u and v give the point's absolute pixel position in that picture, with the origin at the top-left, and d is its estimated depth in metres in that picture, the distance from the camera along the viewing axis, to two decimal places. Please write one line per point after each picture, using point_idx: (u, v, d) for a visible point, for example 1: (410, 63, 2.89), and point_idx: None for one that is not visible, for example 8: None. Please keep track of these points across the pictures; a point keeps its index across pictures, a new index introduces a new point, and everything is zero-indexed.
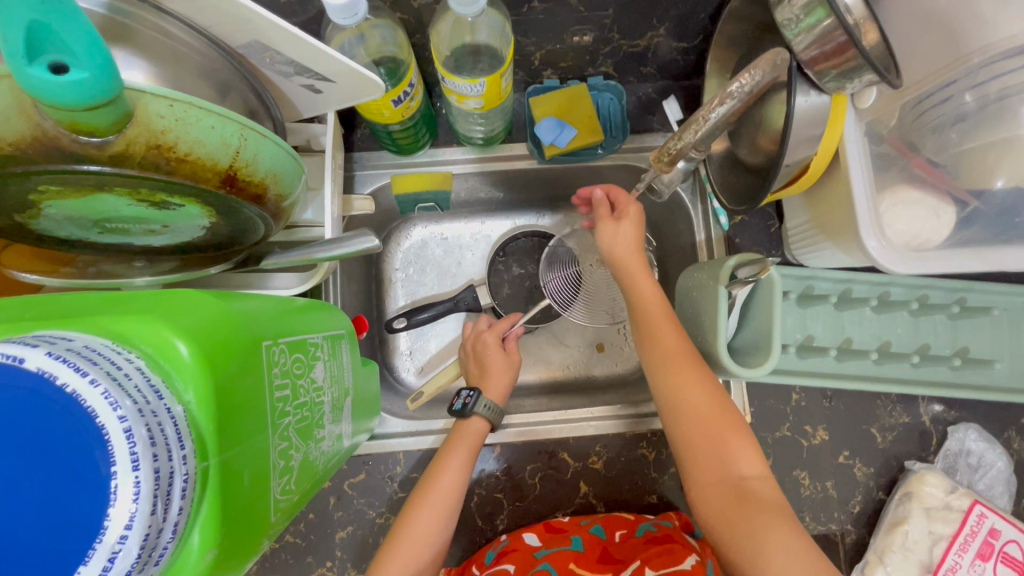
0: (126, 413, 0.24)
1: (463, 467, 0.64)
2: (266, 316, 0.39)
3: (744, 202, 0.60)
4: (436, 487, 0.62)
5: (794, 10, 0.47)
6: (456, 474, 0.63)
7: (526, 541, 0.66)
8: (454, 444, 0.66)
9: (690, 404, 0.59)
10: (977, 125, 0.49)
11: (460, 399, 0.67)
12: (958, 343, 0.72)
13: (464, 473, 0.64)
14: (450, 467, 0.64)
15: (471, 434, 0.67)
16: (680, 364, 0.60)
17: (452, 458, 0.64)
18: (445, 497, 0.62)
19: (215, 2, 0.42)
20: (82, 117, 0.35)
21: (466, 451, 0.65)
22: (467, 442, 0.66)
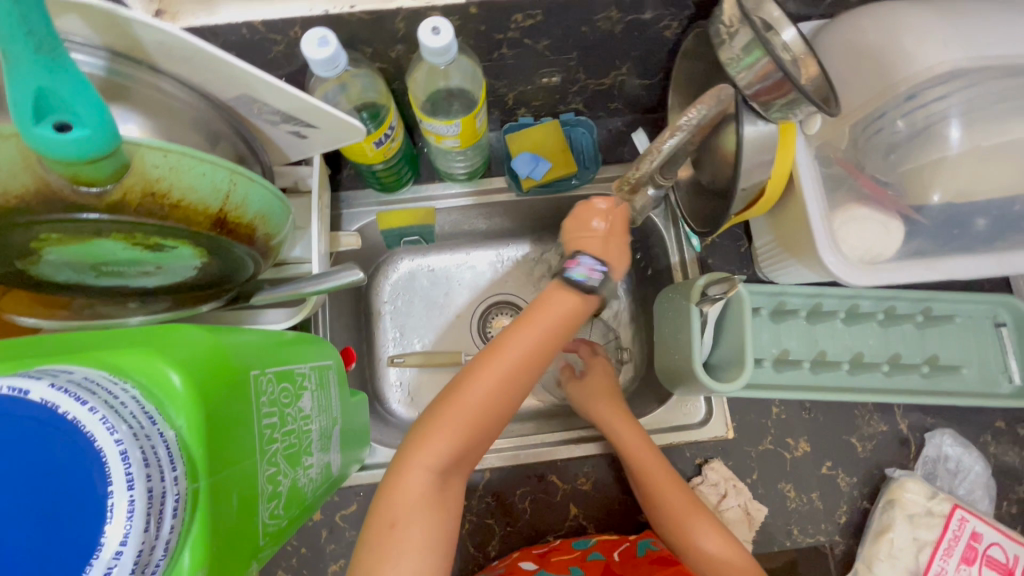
0: (122, 436, 0.26)
1: (534, 363, 0.53)
2: (256, 348, 0.42)
3: (710, 225, 0.64)
4: (505, 341, 0.52)
5: (737, 50, 0.52)
6: (529, 338, 0.52)
7: (522, 567, 0.65)
8: (541, 308, 0.54)
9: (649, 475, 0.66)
10: (910, 150, 0.54)
11: (585, 269, 0.55)
12: (927, 351, 0.75)
13: (552, 335, 0.53)
14: (523, 333, 0.52)
15: (562, 310, 0.53)
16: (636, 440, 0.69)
17: (528, 331, 0.52)
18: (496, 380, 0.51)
19: (207, 63, 0.45)
20: (83, 170, 0.38)
21: (546, 326, 0.53)
22: (552, 318, 0.53)
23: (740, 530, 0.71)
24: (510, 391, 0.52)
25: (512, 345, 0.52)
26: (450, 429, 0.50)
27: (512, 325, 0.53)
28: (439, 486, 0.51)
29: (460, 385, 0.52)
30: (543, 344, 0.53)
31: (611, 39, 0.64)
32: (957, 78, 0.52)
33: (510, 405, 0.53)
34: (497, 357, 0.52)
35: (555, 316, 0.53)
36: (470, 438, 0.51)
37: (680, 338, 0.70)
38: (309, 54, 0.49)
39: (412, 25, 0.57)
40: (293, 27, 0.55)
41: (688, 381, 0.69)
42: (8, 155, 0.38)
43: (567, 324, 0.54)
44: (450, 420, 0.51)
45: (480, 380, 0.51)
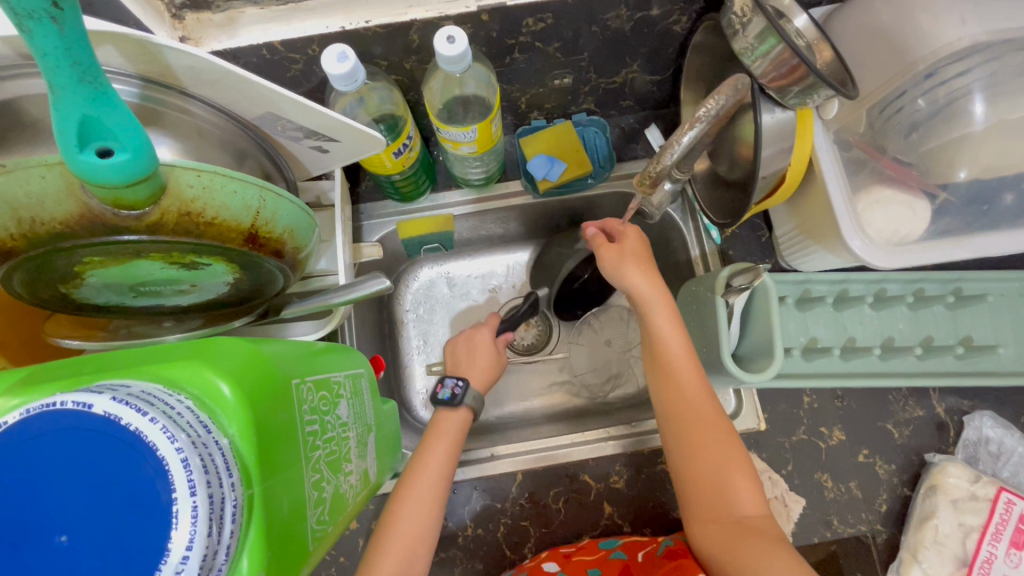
0: (182, 445, 0.27)
1: (437, 476, 0.63)
2: (293, 358, 0.43)
3: (731, 216, 0.64)
4: (422, 469, 0.63)
5: (749, 40, 0.52)
6: (440, 459, 0.64)
7: (545, 569, 0.66)
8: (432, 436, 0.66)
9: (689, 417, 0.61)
10: (934, 127, 0.54)
11: (449, 388, 0.70)
12: (961, 332, 0.73)
13: (449, 455, 0.65)
14: (434, 448, 0.65)
15: (448, 427, 0.67)
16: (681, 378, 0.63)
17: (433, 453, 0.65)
18: (429, 490, 0.62)
19: (234, 85, 0.47)
20: (122, 193, 0.40)
21: (445, 447, 0.65)
22: (447, 436, 0.66)
23: (780, 523, 0.71)
24: (438, 500, 0.62)
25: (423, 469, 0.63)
26: (389, 560, 0.57)
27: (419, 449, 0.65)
28: None
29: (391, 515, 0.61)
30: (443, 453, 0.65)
31: (622, 36, 0.64)
32: (977, 53, 0.51)
33: (430, 531, 0.61)
34: (415, 481, 0.62)
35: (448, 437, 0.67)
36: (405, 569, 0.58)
37: (707, 331, 0.70)
38: (329, 69, 0.50)
39: (426, 37, 0.58)
40: (311, 46, 0.57)
41: (717, 374, 0.69)
42: (53, 183, 0.40)
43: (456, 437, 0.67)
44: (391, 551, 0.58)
45: (404, 520, 0.60)
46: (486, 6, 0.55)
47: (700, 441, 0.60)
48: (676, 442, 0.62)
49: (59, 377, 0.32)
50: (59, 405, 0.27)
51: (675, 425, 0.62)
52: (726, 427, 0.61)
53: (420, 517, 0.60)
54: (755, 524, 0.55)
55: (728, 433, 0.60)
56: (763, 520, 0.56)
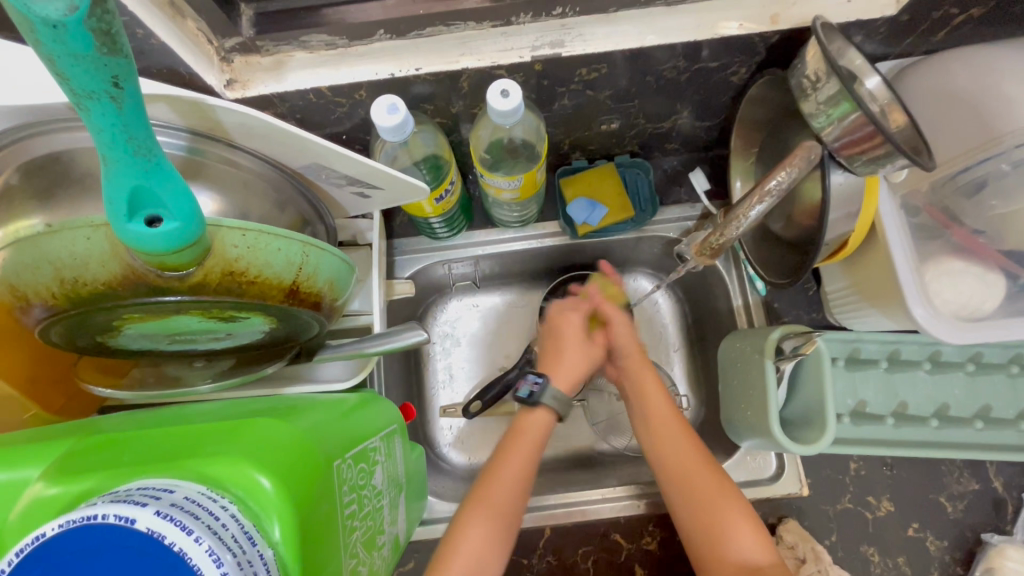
0: (228, 569, 0.25)
1: (523, 466, 0.63)
2: (332, 431, 0.41)
3: (787, 276, 0.61)
4: (517, 451, 0.63)
5: (821, 103, 0.49)
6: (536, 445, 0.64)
7: None
8: (522, 434, 0.65)
9: (683, 467, 0.61)
10: (1020, 180, 0.50)
11: (529, 386, 0.68)
12: (1022, 403, 0.69)
13: (534, 446, 0.65)
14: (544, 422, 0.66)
15: (534, 427, 0.66)
16: (670, 432, 0.64)
17: (526, 438, 0.65)
18: (518, 467, 0.62)
19: (283, 139, 0.45)
20: (167, 257, 0.38)
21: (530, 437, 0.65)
22: (531, 436, 0.65)
23: None
24: (523, 479, 0.62)
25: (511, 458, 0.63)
26: (477, 536, 0.57)
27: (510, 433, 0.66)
28: None
29: (481, 491, 0.61)
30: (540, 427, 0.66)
31: (676, 86, 0.62)
32: None
33: (514, 510, 0.60)
34: (506, 463, 0.63)
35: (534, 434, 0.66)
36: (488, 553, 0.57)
37: (751, 393, 0.67)
38: (380, 123, 0.49)
39: (476, 84, 0.56)
40: (358, 91, 0.55)
41: (760, 438, 0.66)
42: (98, 245, 0.38)
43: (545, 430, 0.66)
44: (484, 521, 0.58)
45: (498, 495, 0.60)
46: (541, 56, 0.53)
47: (697, 491, 0.59)
48: (677, 494, 0.61)
49: (98, 467, 0.31)
50: (100, 519, 0.25)
51: (670, 478, 0.62)
52: (721, 475, 0.60)
53: (509, 493, 0.60)
54: (768, 574, 0.53)
55: (727, 482, 0.60)
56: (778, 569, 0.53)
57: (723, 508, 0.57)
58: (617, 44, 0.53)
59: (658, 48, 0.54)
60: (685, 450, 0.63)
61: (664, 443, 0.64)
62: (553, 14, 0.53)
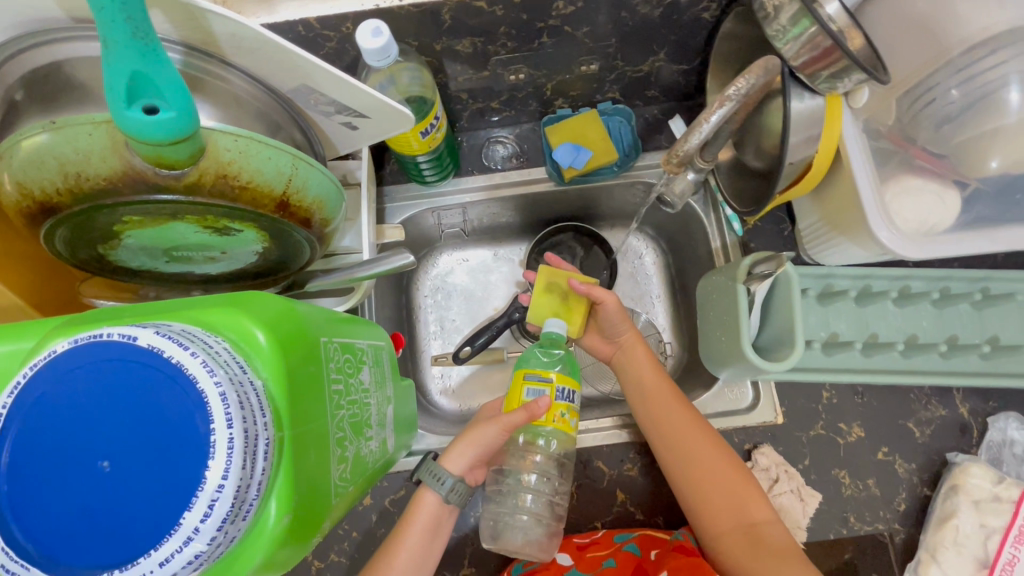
0: (221, 380, 0.28)
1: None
2: (319, 319, 0.43)
3: (754, 204, 0.64)
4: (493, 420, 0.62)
5: (780, 24, 0.51)
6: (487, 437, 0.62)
7: (559, 561, 0.69)
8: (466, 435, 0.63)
9: (676, 434, 0.66)
10: (967, 118, 0.53)
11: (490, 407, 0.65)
12: (988, 332, 0.72)
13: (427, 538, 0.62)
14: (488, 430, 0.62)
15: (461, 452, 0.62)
16: (667, 403, 0.68)
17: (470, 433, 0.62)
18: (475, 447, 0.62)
19: (272, 55, 0.48)
20: (165, 151, 0.41)
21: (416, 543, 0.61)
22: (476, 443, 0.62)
23: (795, 517, 0.69)
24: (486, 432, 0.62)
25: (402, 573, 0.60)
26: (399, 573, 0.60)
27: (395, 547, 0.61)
28: None
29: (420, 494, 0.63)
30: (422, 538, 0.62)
31: (650, 25, 0.65)
32: (1011, 44, 0.51)
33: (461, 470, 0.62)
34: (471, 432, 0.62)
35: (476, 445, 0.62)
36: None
37: (726, 321, 0.69)
38: (363, 44, 0.52)
39: (458, 17, 0.59)
40: (345, 23, 0.58)
41: (735, 364, 0.69)
42: (99, 141, 0.41)
43: (430, 526, 0.62)
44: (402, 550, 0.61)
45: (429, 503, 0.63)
46: None
47: (692, 457, 0.64)
48: (670, 460, 0.66)
49: (102, 319, 0.33)
50: (106, 337, 0.28)
51: (664, 449, 0.66)
52: (715, 441, 0.65)
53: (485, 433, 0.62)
54: (762, 529, 0.59)
55: (722, 445, 0.65)
56: (770, 525, 0.60)
57: (719, 472, 0.63)
58: None
59: None
60: (678, 418, 0.66)
61: (659, 416, 0.68)
62: None
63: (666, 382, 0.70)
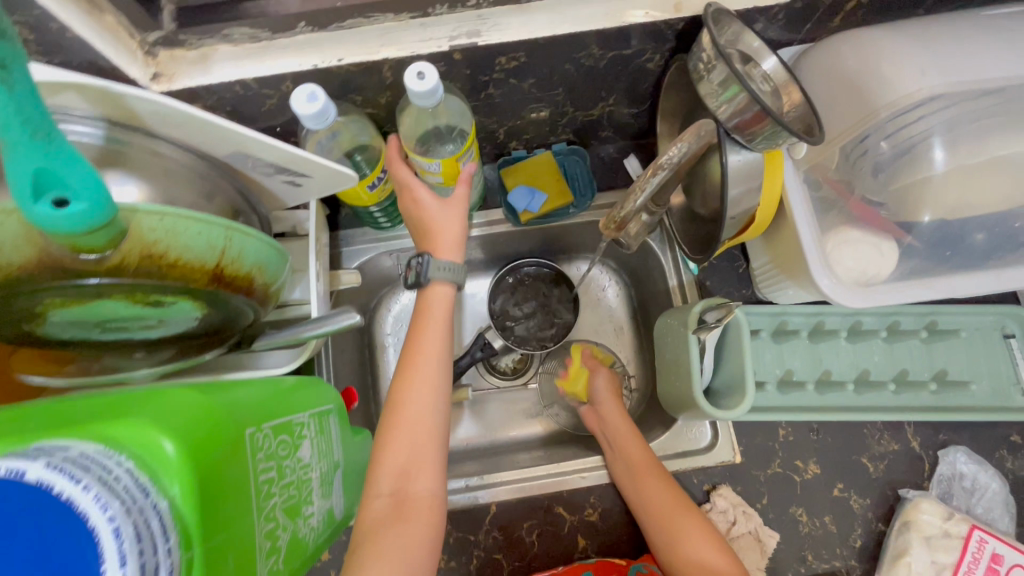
0: (115, 514, 0.27)
1: (433, 392, 0.60)
2: (249, 404, 0.42)
3: (703, 251, 0.64)
4: (421, 351, 0.61)
5: (714, 86, 0.52)
6: (436, 337, 0.62)
7: None
8: (421, 316, 0.63)
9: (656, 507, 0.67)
10: (895, 172, 0.54)
11: (414, 269, 0.64)
12: (935, 366, 0.73)
13: (443, 343, 0.62)
14: (432, 330, 0.62)
15: (437, 301, 0.63)
16: (646, 474, 0.69)
17: (422, 341, 0.62)
18: (434, 343, 0.62)
19: (201, 127, 0.47)
20: (80, 241, 0.39)
21: (422, 364, 0.61)
22: (435, 314, 0.63)
23: (752, 558, 0.70)
24: (441, 349, 0.62)
25: (421, 477, 0.56)
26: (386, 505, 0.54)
27: (416, 357, 0.61)
28: (394, 503, 0.55)
29: (397, 404, 0.59)
30: (434, 362, 0.61)
31: (596, 74, 0.65)
32: (936, 102, 0.52)
33: (440, 410, 0.60)
34: (416, 361, 0.61)
35: (439, 314, 0.63)
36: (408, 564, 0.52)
37: (679, 366, 0.70)
38: (300, 111, 0.51)
39: (399, 73, 0.59)
40: (284, 82, 0.57)
41: (689, 409, 0.69)
42: (10, 231, 0.40)
43: (444, 317, 0.63)
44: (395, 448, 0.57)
45: (408, 399, 0.59)
46: (458, 46, 0.56)
47: (674, 531, 0.65)
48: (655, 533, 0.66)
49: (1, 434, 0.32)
50: None
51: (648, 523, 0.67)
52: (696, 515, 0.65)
53: (435, 337, 0.62)
54: None
55: (700, 517, 0.65)
56: None
57: (700, 545, 0.63)
58: (531, 33, 0.56)
59: (571, 37, 0.57)
60: (657, 490, 0.67)
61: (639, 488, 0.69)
62: (468, 5, 0.56)
63: (644, 450, 0.71)
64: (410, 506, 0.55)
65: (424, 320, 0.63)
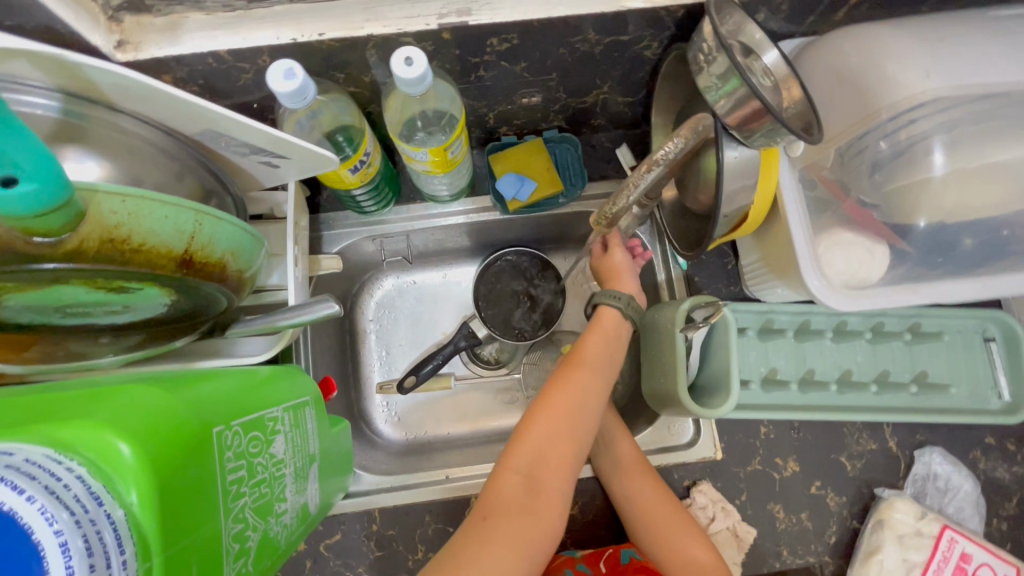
0: (62, 527, 0.25)
1: (587, 391, 0.64)
2: (217, 400, 0.40)
3: (694, 247, 0.63)
4: (582, 359, 0.65)
5: (714, 78, 0.50)
6: (604, 361, 0.66)
7: None
8: (593, 335, 0.68)
9: (648, 507, 0.67)
10: (893, 170, 0.53)
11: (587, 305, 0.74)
12: (916, 368, 0.74)
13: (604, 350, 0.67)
14: (597, 348, 0.67)
15: (609, 321, 0.69)
16: (636, 472, 0.69)
17: (591, 352, 0.66)
18: (595, 366, 0.65)
19: (167, 101, 0.44)
20: (33, 224, 0.37)
21: (581, 376, 0.64)
22: (606, 332, 0.69)
23: (729, 552, 0.71)
24: (608, 368, 0.66)
25: (552, 474, 0.59)
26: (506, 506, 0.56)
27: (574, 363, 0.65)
28: (529, 489, 0.58)
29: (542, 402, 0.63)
30: (602, 374, 0.65)
31: (590, 60, 0.62)
32: (937, 104, 0.51)
33: (589, 412, 0.63)
34: (580, 368, 0.65)
35: (609, 334, 0.69)
36: (515, 554, 0.54)
37: (665, 363, 0.69)
38: (276, 87, 0.48)
39: (384, 51, 0.56)
40: (260, 56, 0.54)
41: (673, 404, 0.68)
42: None
43: (615, 335, 0.69)
44: (522, 460, 0.59)
45: (554, 407, 0.61)
46: (448, 24, 0.53)
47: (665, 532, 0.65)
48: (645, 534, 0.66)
49: None
50: None
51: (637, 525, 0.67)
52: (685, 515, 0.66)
53: (574, 391, 0.63)
54: None
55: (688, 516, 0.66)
56: None
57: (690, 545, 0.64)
58: (524, 14, 0.53)
59: (566, 21, 0.54)
60: (649, 490, 0.68)
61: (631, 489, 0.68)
62: None
63: (635, 449, 0.71)
64: (540, 505, 0.57)
65: (596, 331, 0.68)
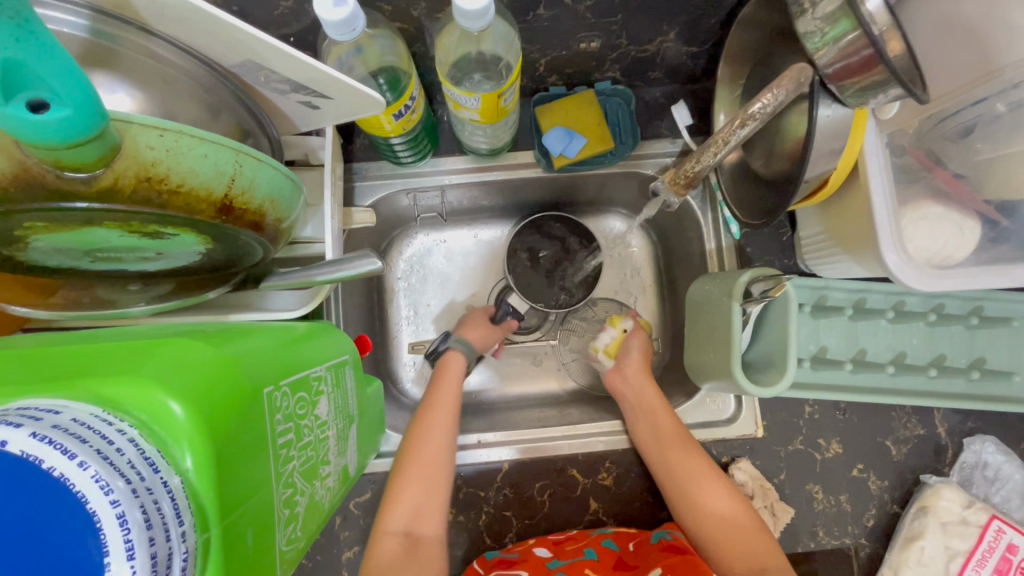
0: (119, 497, 0.22)
1: (438, 464, 0.64)
2: (265, 357, 0.37)
3: (764, 216, 0.58)
4: (434, 400, 0.69)
5: (816, 22, 0.43)
6: (448, 396, 0.70)
7: (537, 554, 0.66)
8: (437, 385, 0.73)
9: (684, 473, 0.65)
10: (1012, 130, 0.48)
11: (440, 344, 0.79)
12: (975, 353, 0.70)
13: (454, 398, 0.71)
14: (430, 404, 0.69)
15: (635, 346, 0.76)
16: (671, 438, 0.67)
17: (439, 394, 0.71)
18: (446, 398, 0.70)
19: (206, 24, 0.39)
20: (64, 155, 0.33)
21: (439, 417, 0.68)
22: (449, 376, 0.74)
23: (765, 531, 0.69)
24: (452, 400, 0.70)
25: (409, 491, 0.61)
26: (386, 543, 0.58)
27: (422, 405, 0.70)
28: (407, 543, 0.59)
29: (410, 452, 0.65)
30: (445, 409, 0.69)
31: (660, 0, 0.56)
32: None
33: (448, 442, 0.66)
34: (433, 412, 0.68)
35: (451, 377, 0.75)
36: None
37: (716, 337, 0.66)
38: (325, 15, 0.43)
39: None
40: None
41: (721, 379, 0.65)
42: None
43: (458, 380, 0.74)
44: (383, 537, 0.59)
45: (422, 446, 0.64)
46: None
47: (699, 499, 0.63)
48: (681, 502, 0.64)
49: None
50: None
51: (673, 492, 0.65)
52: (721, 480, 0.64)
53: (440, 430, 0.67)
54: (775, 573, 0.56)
55: (726, 482, 0.64)
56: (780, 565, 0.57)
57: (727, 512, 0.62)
58: None
59: None
60: (685, 457, 0.65)
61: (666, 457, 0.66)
62: None
63: (670, 416, 0.69)
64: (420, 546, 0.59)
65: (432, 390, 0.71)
